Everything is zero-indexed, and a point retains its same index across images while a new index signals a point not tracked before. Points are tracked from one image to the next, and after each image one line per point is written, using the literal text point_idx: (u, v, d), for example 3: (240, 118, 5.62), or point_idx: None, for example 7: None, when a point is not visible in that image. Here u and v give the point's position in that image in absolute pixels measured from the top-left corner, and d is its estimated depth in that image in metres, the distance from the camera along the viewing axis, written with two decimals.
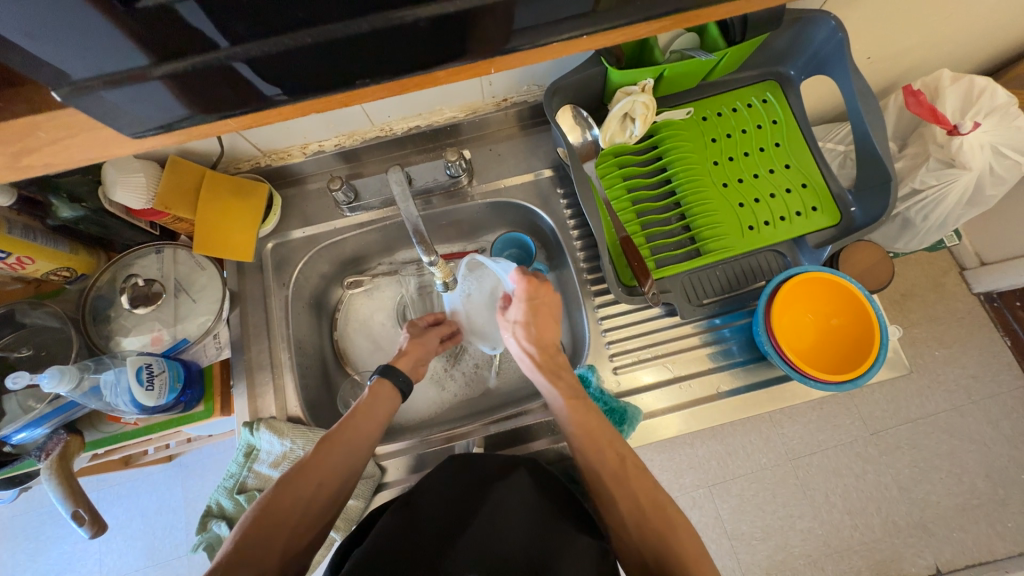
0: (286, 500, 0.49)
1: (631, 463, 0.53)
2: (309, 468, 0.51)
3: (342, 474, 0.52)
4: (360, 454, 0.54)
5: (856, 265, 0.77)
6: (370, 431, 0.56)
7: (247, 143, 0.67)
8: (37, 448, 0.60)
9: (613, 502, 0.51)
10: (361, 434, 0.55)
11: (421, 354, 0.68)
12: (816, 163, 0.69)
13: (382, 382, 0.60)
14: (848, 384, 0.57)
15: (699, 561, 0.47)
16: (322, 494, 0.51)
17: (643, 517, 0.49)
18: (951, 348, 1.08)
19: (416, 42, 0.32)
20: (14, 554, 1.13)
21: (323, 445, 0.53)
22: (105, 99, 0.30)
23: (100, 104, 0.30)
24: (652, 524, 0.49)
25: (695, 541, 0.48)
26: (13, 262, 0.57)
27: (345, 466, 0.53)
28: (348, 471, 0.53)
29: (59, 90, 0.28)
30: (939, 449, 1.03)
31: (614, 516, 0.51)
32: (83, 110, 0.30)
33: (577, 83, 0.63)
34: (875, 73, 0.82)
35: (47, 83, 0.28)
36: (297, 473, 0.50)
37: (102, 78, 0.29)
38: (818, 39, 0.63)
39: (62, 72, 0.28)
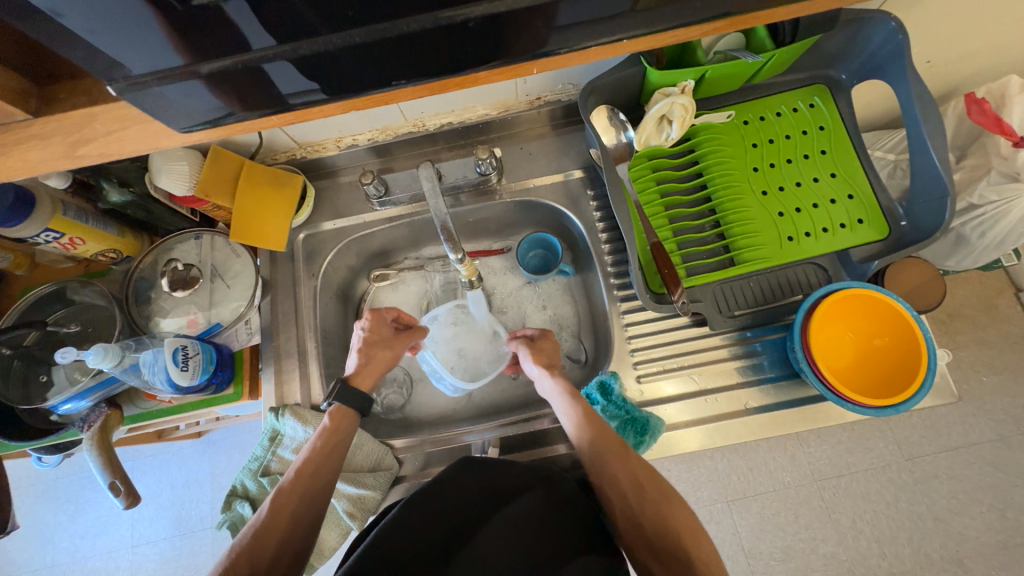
0: (243, 566, 0.47)
1: (633, 454, 0.54)
2: (266, 528, 0.49)
3: (303, 527, 0.51)
4: (318, 501, 0.53)
5: (903, 283, 0.73)
6: (331, 466, 0.55)
7: (285, 136, 0.68)
8: (80, 420, 0.63)
9: (613, 485, 0.52)
10: (320, 473, 0.54)
11: (385, 364, 0.66)
12: (865, 173, 0.65)
13: (342, 412, 0.60)
14: (888, 410, 0.54)
15: (697, 535, 0.49)
16: (286, 552, 0.49)
17: (643, 494, 0.51)
18: (1001, 375, 1.01)
19: (461, 42, 0.31)
20: (56, 514, 1.21)
21: (278, 501, 0.51)
22: (158, 94, 0.31)
23: (153, 98, 0.31)
24: (649, 499, 0.51)
25: (692, 517, 0.51)
26: (66, 242, 0.61)
27: (306, 513, 0.51)
28: (309, 518, 0.51)
29: (117, 84, 0.29)
30: (981, 481, 0.97)
31: (614, 494, 0.52)
32: (137, 103, 0.31)
33: (614, 83, 0.62)
34: (934, 77, 0.76)
35: (106, 77, 0.29)
36: (254, 535, 0.49)
37: (158, 74, 0.29)
38: (875, 42, 0.59)
39: (120, 66, 0.29)
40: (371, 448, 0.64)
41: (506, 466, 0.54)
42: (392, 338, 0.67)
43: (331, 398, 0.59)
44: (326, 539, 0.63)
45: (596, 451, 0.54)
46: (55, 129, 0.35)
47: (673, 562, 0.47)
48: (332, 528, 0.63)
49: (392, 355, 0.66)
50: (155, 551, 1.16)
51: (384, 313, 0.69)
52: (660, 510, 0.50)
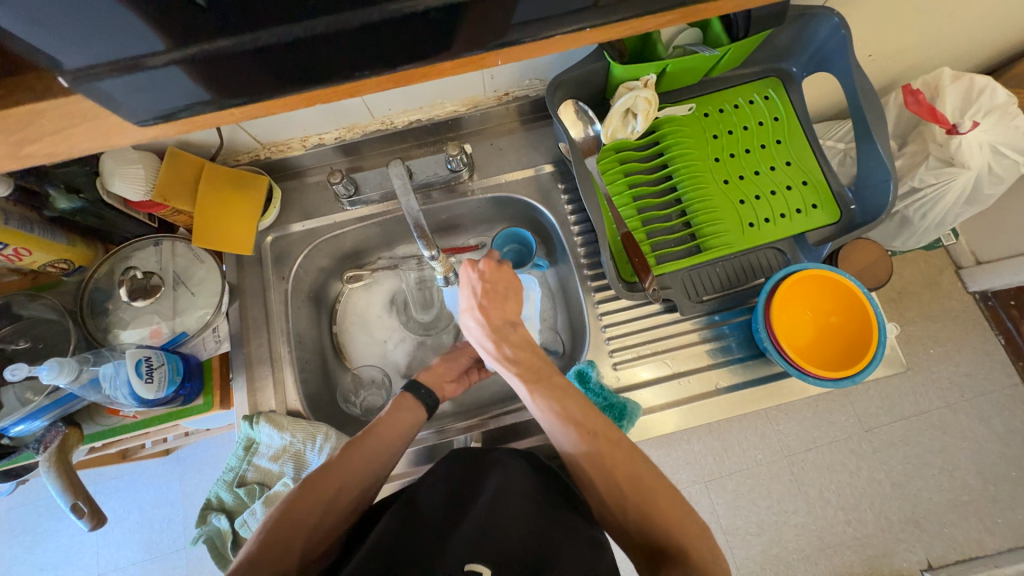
0: (312, 502, 0.50)
1: (615, 444, 0.51)
2: (333, 470, 0.53)
3: (367, 477, 0.54)
4: (380, 462, 0.56)
5: (855, 263, 0.78)
6: (398, 437, 0.58)
7: (246, 136, 0.66)
8: (35, 441, 0.59)
9: (592, 485, 0.51)
10: (388, 441, 0.57)
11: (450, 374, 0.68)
12: (817, 161, 0.69)
13: (407, 395, 0.62)
14: (845, 382, 0.58)
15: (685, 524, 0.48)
16: (345, 497, 0.52)
17: (624, 502, 0.50)
18: (945, 346, 1.09)
19: (426, 32, 0.31)
20: (11, 548, 1.13)
21: (351, 445, 0.55)
22: (115, 86, 0.29)
23: (111, 90, 0.30)
24: (637, 511, 0.49)
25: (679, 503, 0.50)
26: (10, 253, 0.57)
27: (369, 469, 0.54)
28: (370, 475, 0.54)
29: (73, 74, 0.28)
30: (932, 446, 1.04)
31: (596, 483, 0.51)
32: (92, 96, 0.30)
33: (580, 77, 0.63)
34: (875, 70, 0.82)
35: (59, 67, 0.28)
36: (322, 473, 0.52)
37: (114, 65, 0.28)
38: (821, 36, 0.63)
39: (69, 59, 0.27)
40: None
41: (493, 452, 0.56)
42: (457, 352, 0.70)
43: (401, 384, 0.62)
44: None
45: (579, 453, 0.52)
46: None
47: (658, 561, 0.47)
48: None
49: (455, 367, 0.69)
50: None
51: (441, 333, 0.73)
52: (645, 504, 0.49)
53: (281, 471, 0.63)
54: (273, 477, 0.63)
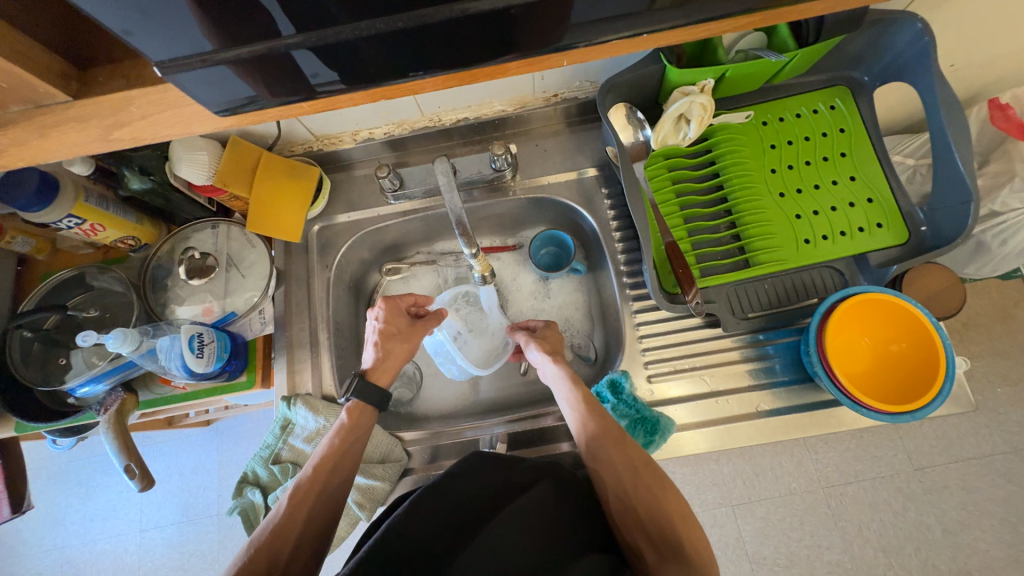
0: (263, 560, 0.48)
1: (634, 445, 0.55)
2: (280, 526, 0.50)
3: (321, 518, 0.52)
4: (333, 498, 0.54)
5: (921, 289, 0.72)
6: (347, 468, 0.56)
7: (303, 128, 0.69)
8: (97, 403, 0.64)
9: (611, 464, 0.54)
10: (337, 474, 0.55)
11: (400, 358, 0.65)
12: (885, 177, 0.64)
13: (359, 408, 0.60)
14: (905, 417, 0.53)
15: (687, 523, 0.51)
16: (302, 550, 0.50)
17: (638, 481, 0.53)
18: (1016, 386, 0.99)
19: (493, 31, 0.31)
20: (67, 497, 1.23)
21: (296, 493, 0.53)
22: (202, 77, 0.31)
23: (197, 81, 0.31)
24: (648, 490, 0.52)
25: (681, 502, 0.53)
26: (87, 228, 0.62)
27: (322, 508, 0.53)
28: (325, 514, 0.53)
29: (163, 64, 0.30)
30: (993, 494, 0.95)
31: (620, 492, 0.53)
32: (182, 86, 0.32)
33: (633, 80, 0.61)
34: (958, 81, 0.75)
35: (155, 58, 0.29)
36: (272, 531, 0.50)
37: (203, 56, 0.30)
38: (900, 43, 0.59)
39: (163, 52, 0.29)
40: (380, 439, 0.64)
41: (520, 462, 0.55)
42: (410, 330, 0.67)
43: (348, 394, 0.59)
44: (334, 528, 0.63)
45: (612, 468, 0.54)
46: (92, 112, 0.35)
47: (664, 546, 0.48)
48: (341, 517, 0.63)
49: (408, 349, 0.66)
50: (163, 536, 1.18)
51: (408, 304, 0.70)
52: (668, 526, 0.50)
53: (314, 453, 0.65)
54: (305, 458, 0.66)
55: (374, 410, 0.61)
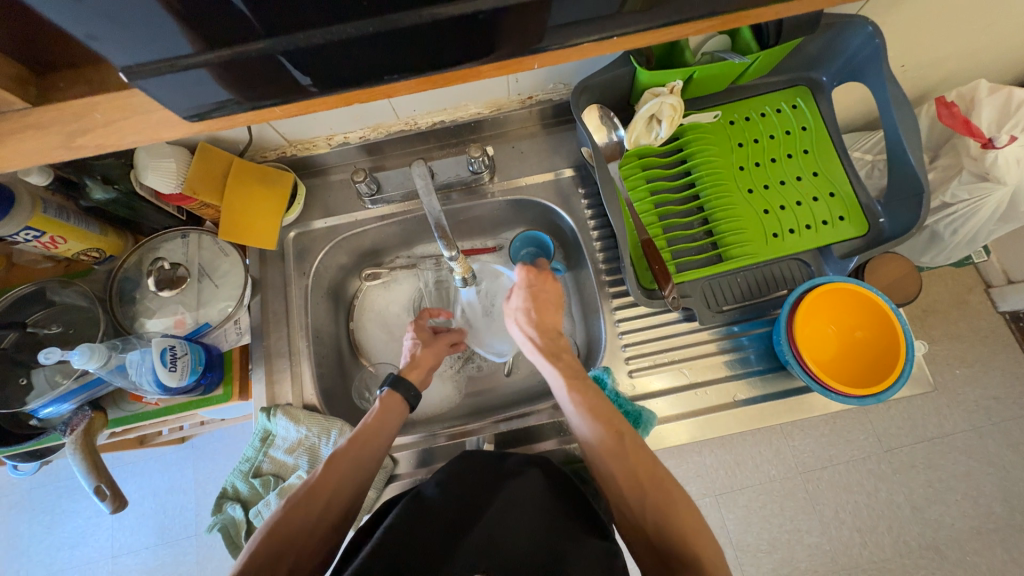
0: (289, 529, 0.48)
1: (629, 441, 0.52)
2: (319, 482, 0.51)
3: (346, 496, 0.52)
4: (370, 467, 0.54)
5: (882, 277, 0.76)
6: (376, 450, 0.55)
7: (275, 133, 0.68)
8: (63, 423, 0.61)
9: (609, 473, 0.52)
10: (368, 454, 0.54)
11: (431, 363, 0.67)
12: (845, 172, 0.67)
13: (392, 395, 0.60)
14: (870, 400, 0.56)
15: (698, 534, 0.47)
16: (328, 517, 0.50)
17: (643, 495, 0.49)
18: (972, 367, 1.05)
19: (466, 33, 0.31)
20: (31, 527, 1.16)
21: (332, 462, 0.52)
22: (169, 82, 0.30)
23: (164, 86, 0.30)
24: (652, 501, 0.49)
25: (694, 513, 0.48)
26: (47, 241, 0.59)
27: (351, 486, 0.52)
28: (357, 482, 0.53)
29: (126, 70, 0.29)
30: (955, 470, 1.01)
31: (616, 493, 0.51)
32: (147, 91, 0.31)
33: (605, 82, 0.63)
34: (908, 80, 0.80)
35: (119, 63, 0.29)
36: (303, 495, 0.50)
37: (170, 61, 0.29)
38: (854, 45, 0.62)
39: (126, 56, 0.28)
40: None
41: (506, 458, 0.56)
42: (433, 339, 0.69)
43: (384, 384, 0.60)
44: None
45: (605, 469, 0.52)
46: (52, 119, 0.33)
47: (671, 562, 0.46)
48: None
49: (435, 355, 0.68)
50: (137, 561, 1.13)
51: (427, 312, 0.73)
52: (665, 521, 0.48)
53: (296, 464, 0.64)
54: (287, 469, 0.64)
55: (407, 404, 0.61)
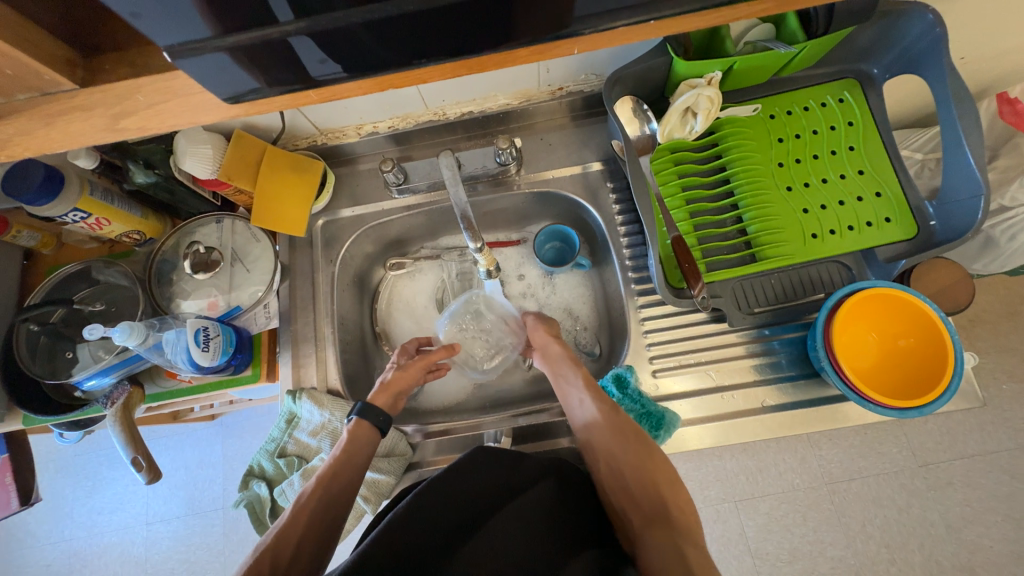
0: (261, 571, 0.46)
1: (630, 427, 0.56)
2: (286, 529, 0.50)
3: (319, 535, 0.51)
4: (337, 508, 0.53)
5: (929, 284, 0.72)
6: (348, 482, 0.55)
7: (306, 121, 0.69)
8: (103, 396, 0.64)
9: (603, 435, 0.57)
10: (340, 486, 0.54)
11: (404, 386, 0.65)
12: (894, 171, 0.64)
13: (360, 425, 0.58)
14: (912, 412, 0.53)
15: (671, 482, 0.54)
16: (299, 564, 0.48)
17: (627, 446, 0.55)
18: (1022, 383, 0.98)
19: (505, 10, 0.30)
20: (74, 491, 1.24)
21: (299, 508, 0.52)
22: (208, 62, 0.30)
23: (202, 67, 0.31)
24: (637, 454, 0.55)
25: (667, 465, 0.55)
26: (93, 222, 0.62)
27: (321, 523, 0.52)
28: (325, 529, 0.52)
29: (172, 49, 0.29)
30: (997, 490, 0.95)
31: (604, 448, 0.56)
32: (187, 70, 0.31)
33: (640, 73, 0.61)
34: (969, 74, 0.74)
35: (162, 41, 0.29)
36: (273, 541, 0.49)
37: (211, 42, 0.29)
38: (912, 35, 0.58)
39: (173, 37, 0.29)
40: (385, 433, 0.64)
41: (527, 457, 0.55)
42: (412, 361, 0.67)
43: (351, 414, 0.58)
44: None
45: (601, 434, 0.57)
46: (99, 101, 0.34)
47: (650, 507, 0.52)
48: None
49: (410, 380, 0.65)
50: (169, 529, 1.19)
51: (405, 348, 0.70)
52: (646, 474, 0.54)
53: (319, 446, 0.65)
54: (311, 451, 0.66)
55: (378, 430, 0.59)
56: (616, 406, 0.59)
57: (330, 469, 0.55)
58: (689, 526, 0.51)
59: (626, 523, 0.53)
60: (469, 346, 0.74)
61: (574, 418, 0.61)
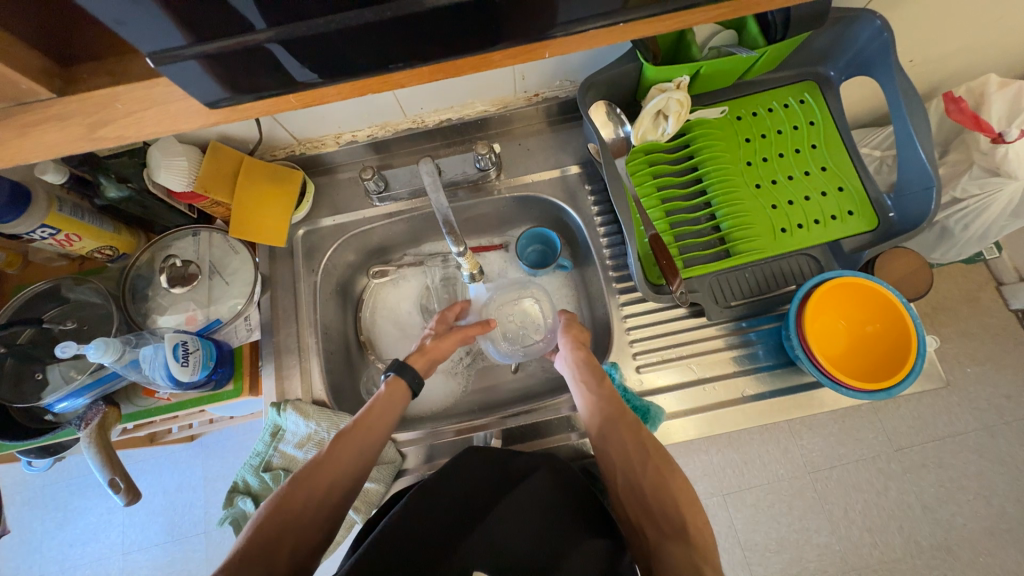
0: (296, 501, 0.49)
1: (647, 437, 0.55)
2: (326, 458, 0.53)
3: (352, 473, 0.53)
4: (371, 449, 0.55)
5: (892, 273, 0.75)
6: (383, 429, 0.57)
7: (284, 131, 0.69)
8: (77, 418, 0.62)
9: (621, 445, 0.55)
10: (374, 432, 0.56)
11: (441, 353, 0.68)
12: (854, 167, 0.67)
13: (397, 382, 0.61)
14: (881, 394, 0.55)
15: (690, 503, 0.52)
16: (333, 495, 0.51)
17: (646, 458, 0.54)
18: (983, 366, 1.04)
19: (482, 16, 0.31)
20: (43, 523, 1.18)
21: (337, 441, 0.54)
22: (190, 70, 0.31)
23: (184, 74, 0.31)
24: (655, 467, 0.54)
25: (687, 486, 0.53)
26: (62, 239, 0.60)
27: (356, 462, 0.54)
28: (360, 467, 0.54)
29: (155, 55, 0.29)
30: (967, 469, 0.99)
31: (621, 459, 0.55)
32: (170, 77, 0.31)
33: (612, 78, 0.63)
34: (917, 75, 0.79)
35: (147, 48, 0.29)
36: (310, 470, 0.51)
37: (192, 48, 0.29)
38: (863, 39, 0.62)
39: (156, 43, 0.29)
40: None
41: (517, 454, 0.55)
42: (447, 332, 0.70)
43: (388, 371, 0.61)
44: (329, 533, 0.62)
45: (618, 440, 0.56)
46: (75, 109, 0.34)
47: (665, 523, 0.50)
48: None
49: (447, 347, 0.69)
50: (148, 558, 1.14)
51: (444, 316, 0.73)
52: (664, 488, 0.52)
53: (305, 458, 0.64)
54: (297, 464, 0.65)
55: (411, 390, 0.62)
56: (625, 408, 0.58)
57: (366, 416, 0.57)
58: (706, 549, 0.49)
59: (641, 538, 0.51)
60: (503, 321, 0.75)
61: (589, 423, 0.59)
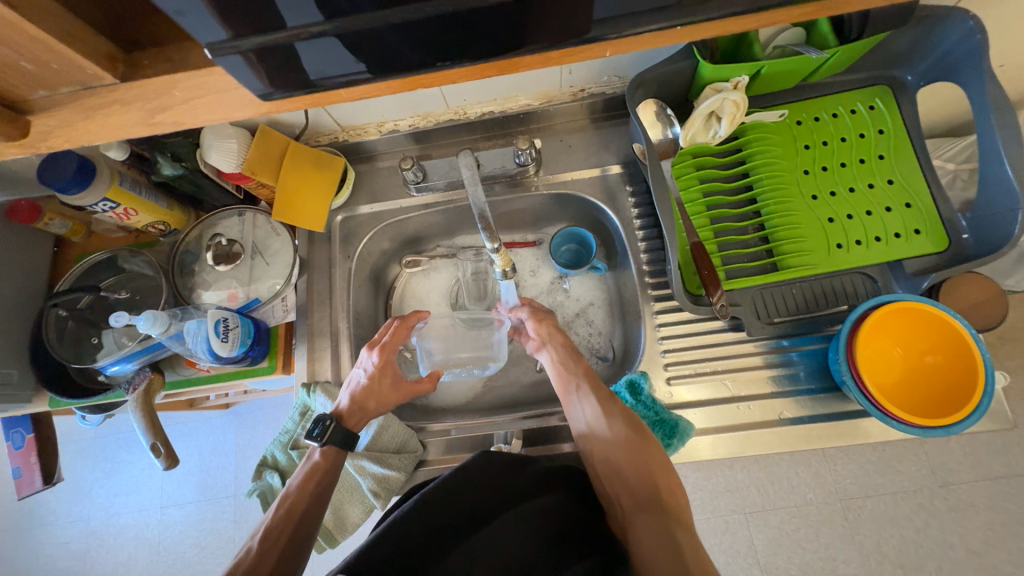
0: None
1: (625, 422, 0.57)
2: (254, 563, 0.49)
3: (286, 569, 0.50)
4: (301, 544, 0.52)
5: (961, 299, 0.69)
6: (313, 516, 0.55)
7: (329, 118, 0.70)
8: (126, 382, 0.66)
9: (598, 431, 0.58)
10: (306, 520, 0.54)
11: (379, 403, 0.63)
12: (925, 181, 0.62)
13: (333, 451, 0.59)
14: (938, 431, 0.51)
15: (666, 471, 0.55)
16: None
17: (622, 441, 0.56)
18: None
19: (540, 11, 0.30)
20: (93, 472, 1.27)
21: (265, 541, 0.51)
22: (246, 61, 0.31)
23: (241, 65, 0.31)
24: (630, 447, 0.56)
25: (663, 459, 0.56)
26: (121, 212, 0.64)
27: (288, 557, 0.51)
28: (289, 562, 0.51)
29: (213, 47, 0.30)
30: (1022, 514, 0.91)
31: (600, 442, 0.58)
32: (226, 68, 0.31)
33: (665, 76, 0.60)
34: (1009, 82, 0.71)
35: (203, 39, 0.29)
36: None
37: (249, 39, 0.30)
38: (949, 41, 0.56)
39: (214, 34, 0.29)
40: (396, 430, 0.65)
41: (526, 467, 0.55)
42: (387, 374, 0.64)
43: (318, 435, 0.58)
44: (349, 514, 0.64)
45: (597, 427, 0.59)
46: (138, 95, 0.35)
47: (644, 496, 0.53)
48: (356, 504, 0.64)
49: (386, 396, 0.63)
50: (182, 513, 1.22)
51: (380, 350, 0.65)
52: (640, 464, 0.55)
53: None
54: None
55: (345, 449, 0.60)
56: (600, 390, 0.61)
57: (294, 504, 0.55)
58: (680, 511, 0.52)
59: (623, 514, 0.54)
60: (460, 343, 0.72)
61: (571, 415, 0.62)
